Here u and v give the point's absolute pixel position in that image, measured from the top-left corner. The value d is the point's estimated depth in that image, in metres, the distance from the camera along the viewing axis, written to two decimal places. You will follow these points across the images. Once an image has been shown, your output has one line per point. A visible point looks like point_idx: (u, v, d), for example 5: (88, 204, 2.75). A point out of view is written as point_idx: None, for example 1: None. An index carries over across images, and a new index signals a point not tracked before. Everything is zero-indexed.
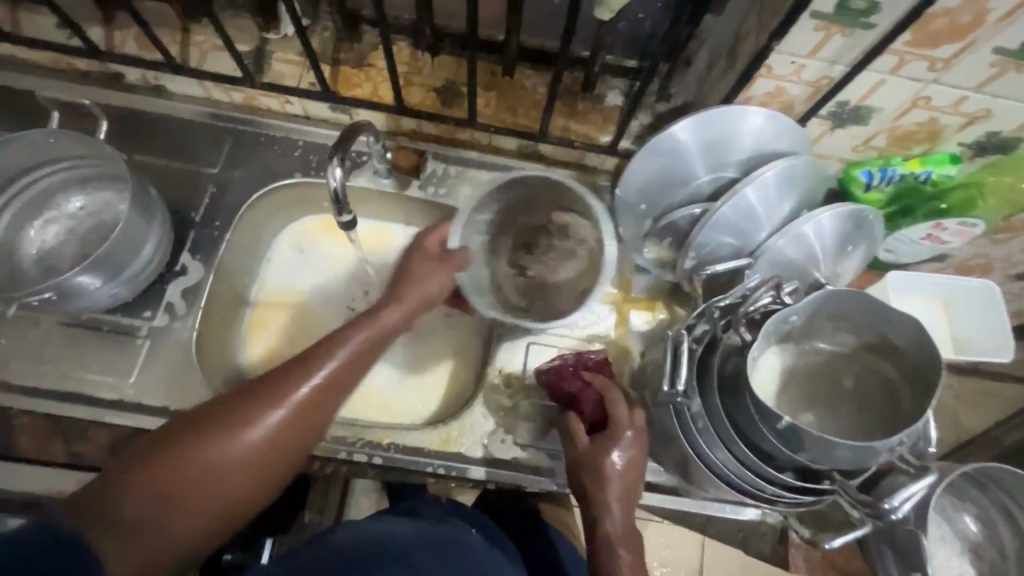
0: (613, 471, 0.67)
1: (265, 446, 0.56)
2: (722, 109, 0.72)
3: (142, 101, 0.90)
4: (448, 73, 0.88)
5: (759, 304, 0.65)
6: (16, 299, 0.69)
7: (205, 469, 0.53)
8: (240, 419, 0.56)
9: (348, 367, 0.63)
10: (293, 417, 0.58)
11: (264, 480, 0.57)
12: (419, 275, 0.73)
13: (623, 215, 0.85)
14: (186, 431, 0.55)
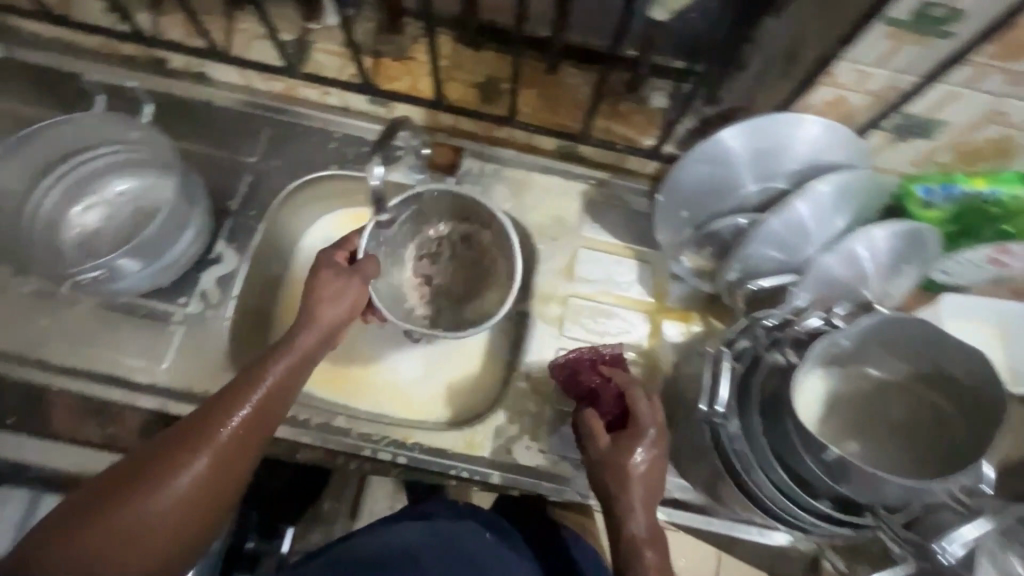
0: (635, 471, 0.62)
1: (190, 494, 0.54)
2: (776, 117, 0.69)
3: (184, 87, 0.90)
4: (488, 69, 0.85)
5: (805, 324, 0.63)
6: (68, 276, 0.72)
7: (132, 531, 0.51)
8: (161, 473, 0.53)
9: (268, 396, 0.59)
10: (216, 459, 0.55)
11: (200, 525, 0.55)
12: (336, 294, 0.66)
13: (663, 220, 0.80)
14: (104, 494, 0.52)
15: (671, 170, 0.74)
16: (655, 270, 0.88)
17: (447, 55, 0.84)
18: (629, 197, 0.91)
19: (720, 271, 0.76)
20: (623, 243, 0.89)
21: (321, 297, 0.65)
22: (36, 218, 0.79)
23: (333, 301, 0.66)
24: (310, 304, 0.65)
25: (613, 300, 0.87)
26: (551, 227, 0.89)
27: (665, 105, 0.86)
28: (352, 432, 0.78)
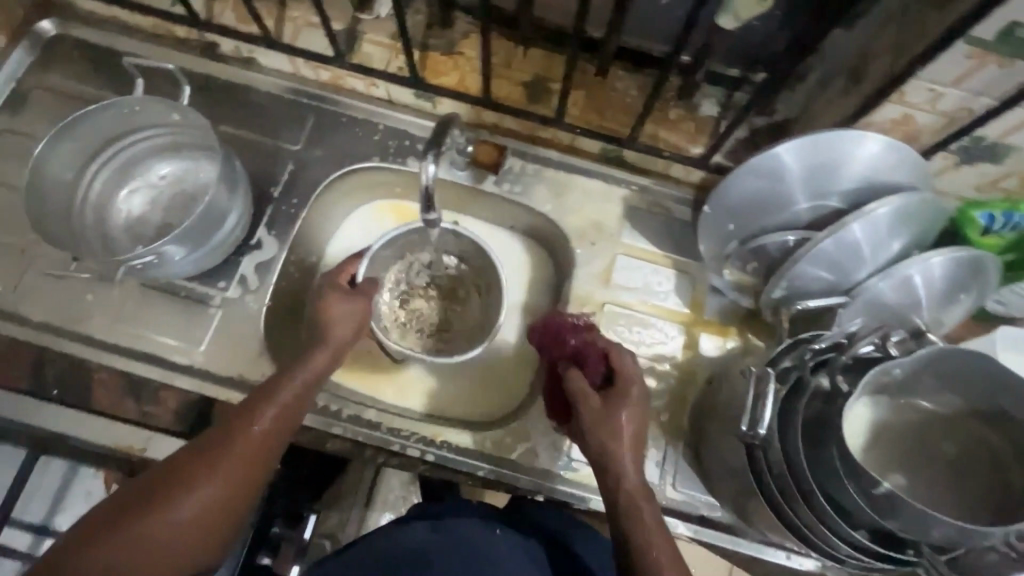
0: (622, 428, 0.61)
1: (211, 503, 0.57)
2: (836, 134, 0.66)
3: (232, 72, 0.91)
4: (538, 67, 0.85)
5: (856, 350, 0.59)
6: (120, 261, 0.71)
7: (155, 538, 0.54)
8: (185, 482, 0.57)
9: (282, 411, 0.63)
10: (235, 469, 0.59)
11: (218, 535, 0.58)
12: (341, 317, 0.71)
13: (707, 232, 0.78)
14: (130, 503, 0.55)
15: (721, 182, 0.72)
16: (694, 282, 0.86)
17: (499, 53, 0.85)
18: (672, 206, 0.89)
19: (765, 287, 0.74)
20: (663, 252, 0.87)
21: (331, 322, 0.71)
22: (86, 200, 0.80)
23: (339, 323, 0.71)
24: (321, 329, 0.70)
25: (649, 309, 0.85)
26: (590, 231, 0.87)
27: (715, 114, 0.84)
28: (382, 426, 0.78)
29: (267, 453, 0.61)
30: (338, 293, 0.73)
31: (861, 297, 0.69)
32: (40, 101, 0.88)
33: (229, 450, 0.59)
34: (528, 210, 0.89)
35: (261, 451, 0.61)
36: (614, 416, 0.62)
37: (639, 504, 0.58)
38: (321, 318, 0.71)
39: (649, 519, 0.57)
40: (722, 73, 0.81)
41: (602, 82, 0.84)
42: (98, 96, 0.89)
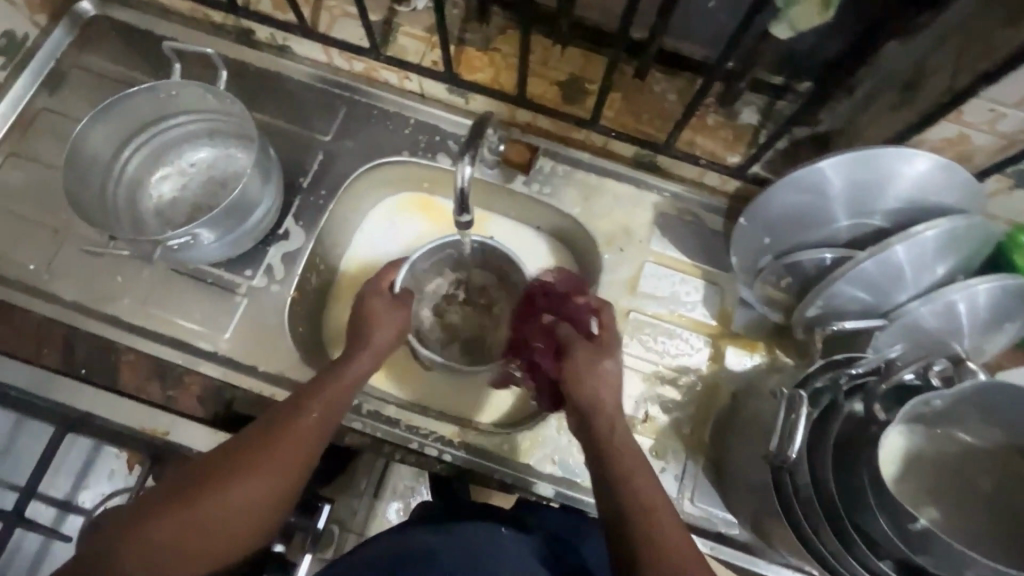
0: (607, 377, 0.66)
1: (255, 493, 0.60)
2: (884, 151, 0.63)
3: (267, 59, 0.90)
4: (574, 67, 0.83)
5: (896, 377, 0.57)
6: (155, 243, 0.71)
7: (193, 526, 0.57)
8: (224, 476, 0.60)
9: (318, 416, 0.65)
10: (279, 462, 0.61)
11: (250, 531, 0.60)
12: (383, 325, 0.74)
13: (741, 244, 0.76)
14: (174, 490, 0.59)
15: (759, 195, 0.70)
16: (723, 294, 0.84)
17: (535, 51, 0.83)
18: (704, 214, 0.87)
19: (798, 305, 0.71)
20: (693, 261, 0.85)
21: (373, 329, 0.73)
22: (119, 180, 0.80)
23: (378, 330, 0.73)
24: (362, 336, 0.73)
25: (675, 319, 0.84)
26: (618, 237, 0.86)
27: (756, 122, 0.81)
28: (402, 424, 0.78)
29: (300, 458, 0.62)
30: (381, 301, 0.76)
31: (900, 320, 0.67)
32: (78, 81, 0.89)
33: (266, 450, 0.61)
34: (556, 212, 0.88)
35: (295, 454, 0.62)
36: (601, 366, 0.67)
37: (626, 451, 0.61)
38: (363, 326, 0.74)
39: (636, 466, 0.60)
40: (765, 80, 0.78)
41: (639, 85, 0.82)
42: (134, 78, 0.89)
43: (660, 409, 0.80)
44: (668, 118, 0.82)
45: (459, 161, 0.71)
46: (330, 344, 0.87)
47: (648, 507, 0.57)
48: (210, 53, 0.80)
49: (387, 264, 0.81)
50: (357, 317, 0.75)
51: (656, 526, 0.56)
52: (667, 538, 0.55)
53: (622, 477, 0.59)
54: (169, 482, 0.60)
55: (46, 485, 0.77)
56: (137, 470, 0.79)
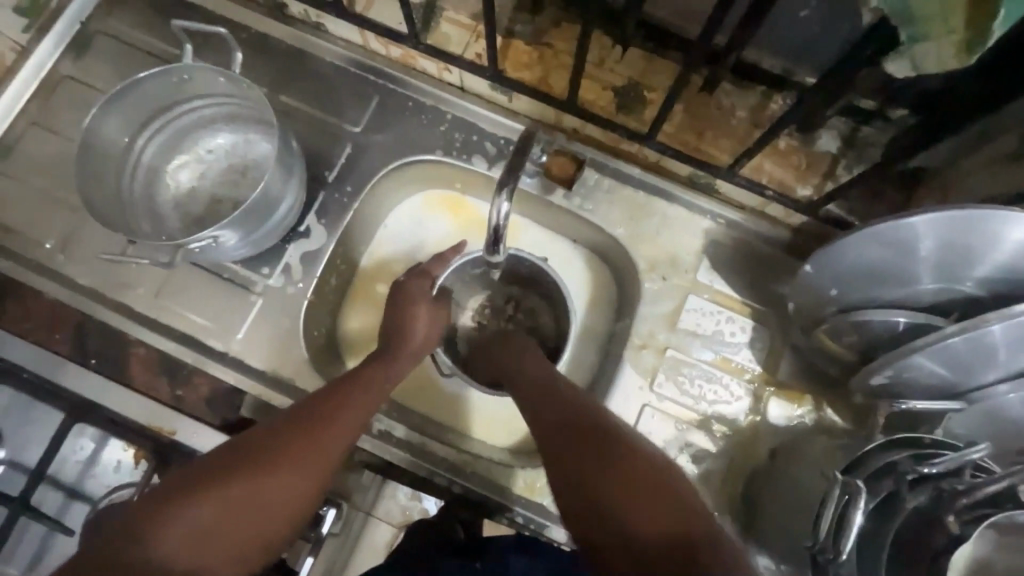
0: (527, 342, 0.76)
1: (302, 477, 0.56)
2: (989, 212, 0.52)
3: (300, 36, 0.83)
4: (634, 72, 0.74)
5: (980, 490, 0.50)
6: (178, 245, 0.66)
7: (232, 514, 0.51)
8: (275, 463, 0.55)
9: (367, 403, 0.63)
10: (327, 442, 0.58)
11: (293, 520, 0.55)
12: (416, 328, 0.71)
13: (802, 290, 0.69)
14: (211, 473, 0.53)
15: (831, 242, 0.61)
16: (773, 338, 0.77)
17: (592, 49, 0.74)
18: (761, 248, 0.78)
19: (864, 369, 0.64)
20: (743, 299, 0.78)
21: (406, 330, 0.70)
22: (135, 168, 0.76)
23: (411, 334, 0.70)
24: (398, 336, 0.70)
25: (716, 361, 0.77)
26: (663, 264, 0.78)
27: (835, 150, 0.72)
28: (413, 447, 0.75)
29: (342, 451, 0.59)
30: (422, 305, 0.72)
31: (980, 403, 0.60)
32: (102, 48, 0.83)
33: (319, 436, 0.58)
34: (597, 230, 0.81)
35: (343, 441, 0.59)
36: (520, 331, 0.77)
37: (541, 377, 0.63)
38: (398, 327, 0.70)
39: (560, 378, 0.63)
40: (853, 104, 0.69)
41: (706, 98, 0.73)
42: (159, 49, 0.83)
43: (691, 459, 0.74)
44: (735, 139, 0.73)
45: (497, 192, 0.65)
46: (344, 349, 0.83)
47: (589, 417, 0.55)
48: (222, 30, 0.69)
49: (420, 270, 0.75)
50: (390, 318, 0.72)
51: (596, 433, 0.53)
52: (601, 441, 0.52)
53: (551, 393, 0.60)
54: (200, 466, 0.53)
55: (54, 470, 0.76)
56: (143, 463, 0.77)
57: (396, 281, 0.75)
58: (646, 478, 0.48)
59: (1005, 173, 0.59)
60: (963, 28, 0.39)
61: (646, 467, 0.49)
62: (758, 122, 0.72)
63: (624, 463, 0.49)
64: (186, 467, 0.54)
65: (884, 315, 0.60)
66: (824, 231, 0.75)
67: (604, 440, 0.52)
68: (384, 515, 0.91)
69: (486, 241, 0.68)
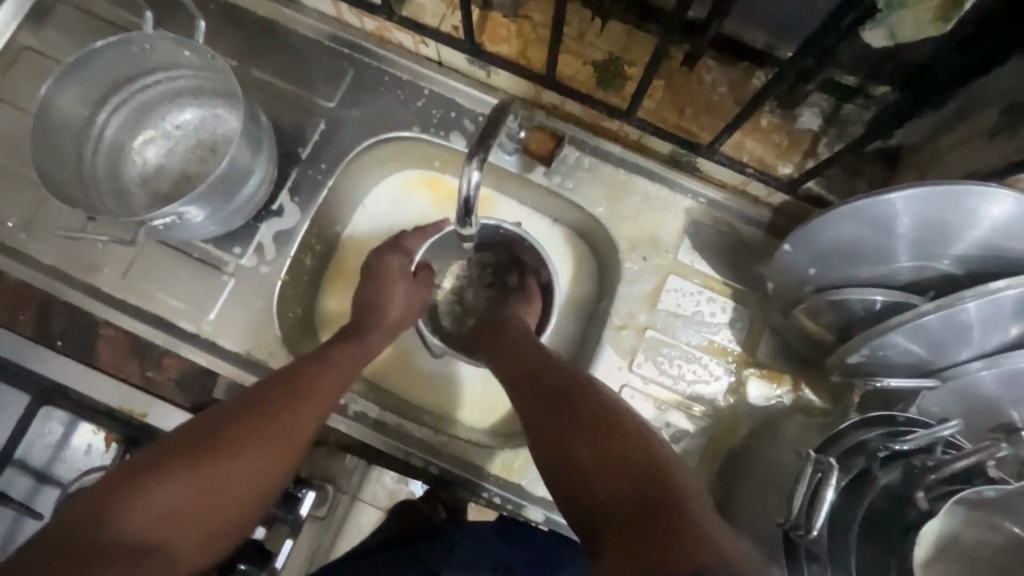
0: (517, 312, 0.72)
1: (269, 450, 0.54)
2: (967, 188, 0.52)
3: (269, 7, 0.80)
4: (614, 46, 0.73)
5: (948, 466, 0.50)
6: (140, 221, 0.64)
7: (200, 490, 0.50)
8: (239, 439, 0.54)
9: (338, 379, 0.61)
10: (295, 415, 0.57)
11: (261, 496, 0.54)
12: (393, 305, 0.68)
13: (780, 269, 0.68)
14: (181, 449, 0.52)
15: (807, 221, 0.60)
16: (752, 318, 0.76)
17: (571, 22, 0.72)
18: (741, 226, 0.78)
19: (840, 348, 0.64)
20: (723, 279, 0.77)
21: (381, 309, 0.68)
22: (99, 144, 0.73)
23: (386, 311, 0.68)
24: (375, 308, 0.68)
25: (696, 342, 0.76)
26: (643, 244, 0.77)
27: (817, 127, 0.71)
28: (389, 429, 0.74)
29: (317, 421, 0.58)
30: (397, 279, 0.69)
31: (953, 380, 0.59)
32: (62, 19, 0.79)
33: (286, 412, 0.56)
34: (577, 210, 0.79)
35: (313, 417, 0.58)
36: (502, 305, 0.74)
37: (530, 354, 0.64)
38: (372, 300, 0.68)
39: (537, 356, 0.63)
40: (835, 79, 0.68)
41: (687, 74, 0.72)
42: (120, 18, 0.79)
43: (669, 438, 0.74)
44: (716, 115, 0.71)
45: (466, 167, 0.63)
46: (321, 330, 0.82)
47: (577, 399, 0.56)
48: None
49: (395, 241, 0.72)
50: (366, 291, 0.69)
51: (588, 418, 0.54)
52: (591, 421, 0.53)
53: (540, 370, 0.61)
54: (163, 446, 0.52)
55: (22, 454, 0.74)
56: (114, 447, 0.76)
57: (369, 254, 0.72)
58: (617, 435, 0.51)
59: (984, 150, 0.58)
60: None
61: (628, 441, 0.51)
62: (739, 99, 0.71)
63: (606, 432, 0.52)
64: (146, 448, 0.53)
65: (862, 292, 0.60)
66: (805, 210, 0.74)
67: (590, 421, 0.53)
68: (371, 499, 0.91)
69: (457, 215, 0.67)
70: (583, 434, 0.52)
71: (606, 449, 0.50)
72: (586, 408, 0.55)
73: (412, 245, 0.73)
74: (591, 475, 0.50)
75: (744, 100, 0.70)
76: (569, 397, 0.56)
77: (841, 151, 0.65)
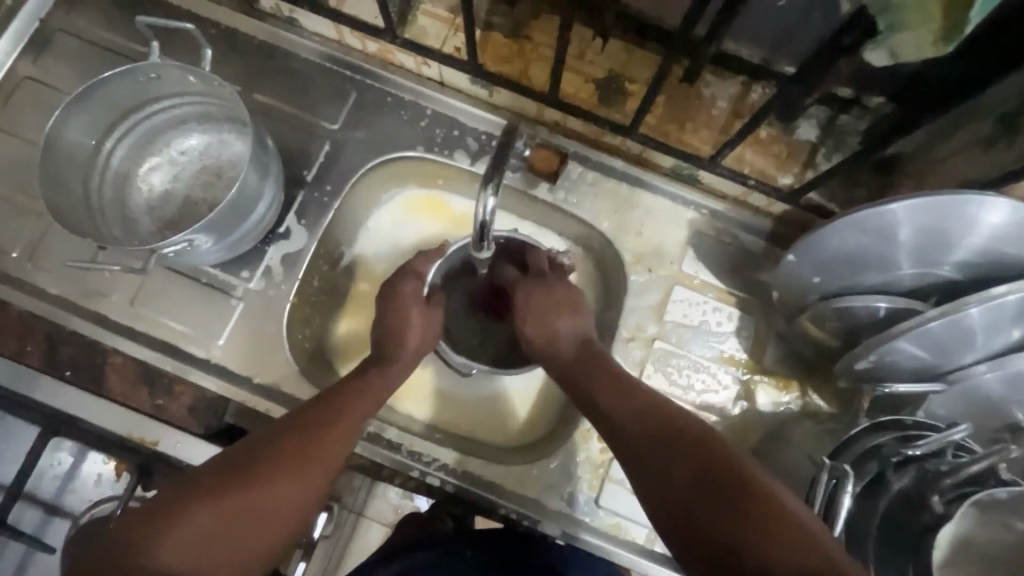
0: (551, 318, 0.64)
1: (298, 483, 0.54)
2: (965, 198, 0.54)
3: (271, 32, 0.80)
4: (615, 63, 0.74)
5: (963, 469, 0.52)
6: (150, 249, 0.64)
7: (230, 520, 0.50)
8: (269, 469, 0.53)
9: (365, 410, 0.61)
10: (322, 450, 0.56)
11: (289, 529, 0.54)
12: (411, 333, 0.66)
13: (784, 278, 0.69)
14: (212, 480, 0.51)
15: (809, 234, 0.62)
16: (758, 327, 0.78)
17: (572, 41, 0.74)
18: (744, 236, 0.79)
19: (848, 354, 0.65)
20: (728, 288, 0.78)
21: (402, 334, 0.66)
22: (104, 173, 0.74)
23: (407, 341, 0.66)
24: (396, 333, 0.66)
25: (707, 353, 0.77)
26: (648, 256, 0.78)
27: (814, 139, 0.73)
28: (403, 449, 0.74)
29: (344, 454, 0.58)
30: (414, 307, 0.67)
31: (960, 383, 0.61)
32: (64, 48, 0.79)
33: (315, 442, 0.56)
34: (582, 223, 0.80)
35: (341, 448, 0.57)
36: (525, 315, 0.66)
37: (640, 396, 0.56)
38: (393, 325, 0.66)
39: (663, 405, 0.56)
40: (832, 92, 0.69)
41: (686, 88, 0.73)
42: (122, 46, 0.80)
43: None
44: (715, 129, 0.73)
45: (480, 191, 0.64)
46: (329, 350, 0.82)
47: (716, 465, 0.49)
48: (190, 26, 0.67)
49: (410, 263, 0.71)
50: (383, 315, 0.67)
51: (725, 485, 0.47)
52: (710, 481, 0.48)
53: (666, 420, 0.54)
54: (194, 475, 0.52)
55: (31, 486, 0.74)
56: (125, 476, 0.76)
57: (381, 284, 0.70)
58: (757, 521, 0.44)
59: (977, 160, 0.60)
60: (938, 14, 0.40)
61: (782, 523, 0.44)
62: (738, 112, 0.73)
63: (750, 512, 0.45)
64: (178, 477, 0.53)
65: (866, 300, 0.61)
66: (805, 218, 0.76)
67: (734, 493, 0.47)
68: (375, 515, 0.90)
69: (473, 238, 0.67)
70: (715, 506, 0.46)
71: (742, 524, 0.45)
72: (720, 477, 0.48)
73: (425, 269, 0.70)
74: (722, 539, 0.45)
75: (743, 112, 0.72)
76: (692, 447, 0.51)
77: (841, 162, 0.66)
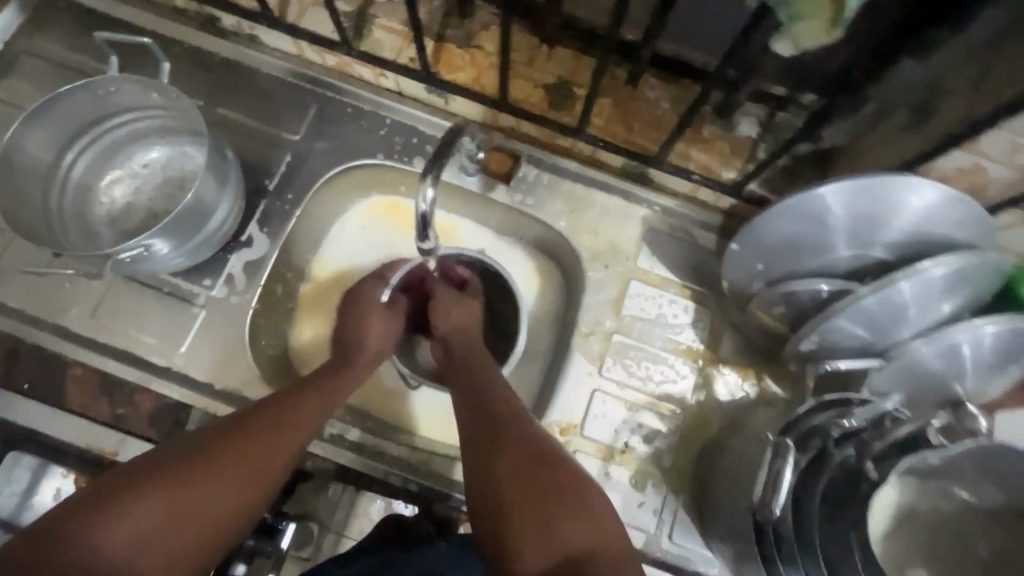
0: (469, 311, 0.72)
1: (245, 479, 0.53)
2: (887, 180, 0.57)
3: (232, 49, 0.83)
4: (562, 69, 0.78)
5: (891, 434, 0.54)
6: (105, 255, 0.65)
7: (175, 515, 0.49)
8: (217, 463, 0.53)
9: (320, 413, 0.61)
10: (270, 449, 0.56)
11: (232, 530, 0.53)
12: (370, 336, 0.69)
13: (731, 264, 0.70)
14: (161, 471, 0.51)
15: (751, 220, 0.64)
16: (713, 317, 0.80)
17: (520, 49, 0.77)
18: (696, 232, 0.82)
19: (793, 337, 0.67)
20: (682, 281, 0.81)
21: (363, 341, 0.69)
22: (65, 186, 0.75)
23: (364, 344, 0.69)
24: (353, 342, 0.69)
25: (664, 345, 0.79)
26: (604, 253, 0.81)
27: (754, 135, 0.76)
28: (366, 449, 0.75)
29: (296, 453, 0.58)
30: (375, 313, 0.71)
31: (898, 361, 0.63)
32: (28, 69, 0.81)
33: (265, 441, 0.56)
34: (540, 223, 0.83)
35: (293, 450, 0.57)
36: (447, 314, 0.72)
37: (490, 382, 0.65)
38: (353, 333, 0.69)
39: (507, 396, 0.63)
40: (766, 90, 0.74)
41: (631, 91, 0.77)
42: (85, 65, 0.82)
43: (642, 439, 0.77)
44: (662, 128, 0.76)
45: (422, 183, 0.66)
46: (294, 356, 0.82)
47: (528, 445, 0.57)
48: (148, 42, 0.69)
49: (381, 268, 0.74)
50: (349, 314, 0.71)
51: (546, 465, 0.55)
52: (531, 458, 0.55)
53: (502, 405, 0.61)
54: (141, 463, 0.51)
55: None
56: None
57: (349, 288, 0.74)
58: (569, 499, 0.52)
59: (897, 146, 0.64)
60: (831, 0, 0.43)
61: (588, 513, 0.51)
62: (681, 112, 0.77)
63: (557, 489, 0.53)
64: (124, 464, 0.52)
65: (807, 282, 0.63)
66: (751, 212, 0.79)
67: (535, 468, 0.55)
68: None
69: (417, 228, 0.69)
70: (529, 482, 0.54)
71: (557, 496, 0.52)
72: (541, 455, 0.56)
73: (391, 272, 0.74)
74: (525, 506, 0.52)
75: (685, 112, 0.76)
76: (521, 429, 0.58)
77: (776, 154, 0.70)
